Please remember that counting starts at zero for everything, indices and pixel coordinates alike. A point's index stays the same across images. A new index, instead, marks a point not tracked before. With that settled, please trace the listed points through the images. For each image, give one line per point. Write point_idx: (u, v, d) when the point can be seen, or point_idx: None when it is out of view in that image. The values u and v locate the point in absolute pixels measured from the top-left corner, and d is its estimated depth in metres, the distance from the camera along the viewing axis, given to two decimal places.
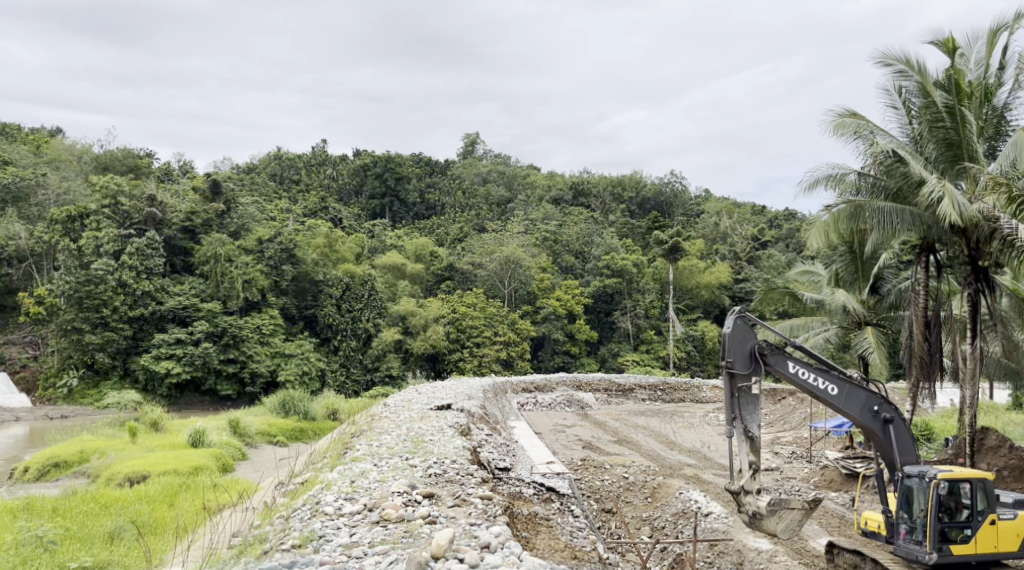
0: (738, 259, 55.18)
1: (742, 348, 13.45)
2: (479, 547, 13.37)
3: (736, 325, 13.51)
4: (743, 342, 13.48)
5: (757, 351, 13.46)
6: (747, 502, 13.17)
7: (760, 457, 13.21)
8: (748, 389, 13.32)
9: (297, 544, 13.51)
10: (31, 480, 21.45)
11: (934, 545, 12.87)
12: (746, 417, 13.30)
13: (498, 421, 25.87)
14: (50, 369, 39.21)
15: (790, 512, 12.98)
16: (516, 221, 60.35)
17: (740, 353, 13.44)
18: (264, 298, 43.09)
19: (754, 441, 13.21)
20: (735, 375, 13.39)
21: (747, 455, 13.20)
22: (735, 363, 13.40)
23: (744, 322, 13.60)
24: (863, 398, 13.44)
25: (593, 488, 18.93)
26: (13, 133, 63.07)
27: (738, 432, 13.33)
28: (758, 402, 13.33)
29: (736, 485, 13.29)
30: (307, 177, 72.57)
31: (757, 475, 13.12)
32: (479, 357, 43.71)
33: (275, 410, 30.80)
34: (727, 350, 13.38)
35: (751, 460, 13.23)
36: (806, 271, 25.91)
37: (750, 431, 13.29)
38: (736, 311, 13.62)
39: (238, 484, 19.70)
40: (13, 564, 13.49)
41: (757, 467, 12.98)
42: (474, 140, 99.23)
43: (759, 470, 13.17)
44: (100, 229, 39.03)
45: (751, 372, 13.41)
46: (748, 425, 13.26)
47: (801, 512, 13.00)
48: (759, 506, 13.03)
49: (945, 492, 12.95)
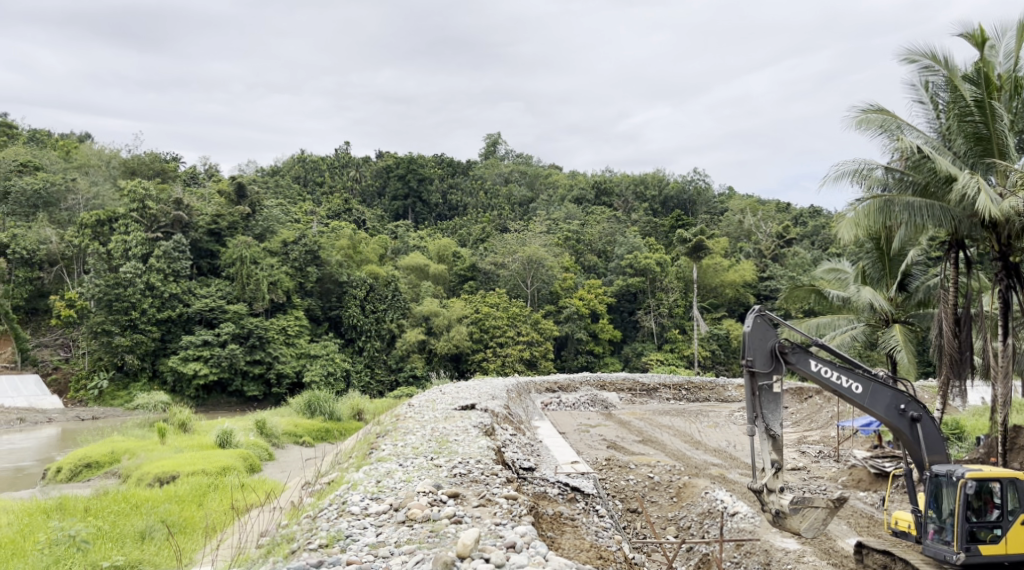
0: (762, 256, 54.73)
1: (762, 346, 13.41)
2: (505, 546, 13.42)
3: (756, 324, 13.44)
4: (763, 340, 13.42)
5: (778, 350, 13.39)
6: (770, 500, 13.17)
7: (782, 455, 13.18)
8: (769, 387, 13.28)
9: (324, 543, 13.62)
10: (64, 480, 21.78)
11: (962, 545, 12.76)
12: (768, 415, 13.26)
13: (521, 421, 25.93)
14: (81, 371, 39.80)
15: (814, 510, 13.00)
16: (538, 221, 60.38)
17: (760, 352, 13.39)
18: (289, 300, 43.37)
19: (776, 440, 13.17)
20: (755, 374, 13.35)
21: (769, 454, 13.16)
22: (756, 362, 13.36)
23: (764, 321, 13.50)
24: (889, 397, 13.34)
25: (618, 487, 18.90)
26: (43, 139, 64.12)
27: (760, 431, 13.28)
28: (779, 400, 13.28)
29: (759, 483, 13.28)
30: (330, 179, 73.20)
31: (780, 473, 13.08)
32: (502, 357, 43.79)
33: (301, 410, 31.02)
34: (747, 349, 13.37)
35: (774, 459, 13.18)
36: (833, 269, 25.67)
37: (773, 430, 13.25)
38: (755, 309, 13.51)
39: (265, 484, 19.85)
40: (47, 563, 13.75)
41: (781, 466, 12.96)
42: (496, 141, 99.32)
43: (782, 469, 13.14)
44: (128, 233, 39.57)
45: (771, 370, 13.36)
46: (770, 423, 13.22)
47: (825, 511, 13.01)
48: (782, 505, 13.05)
49: (972, 491, 12.80)
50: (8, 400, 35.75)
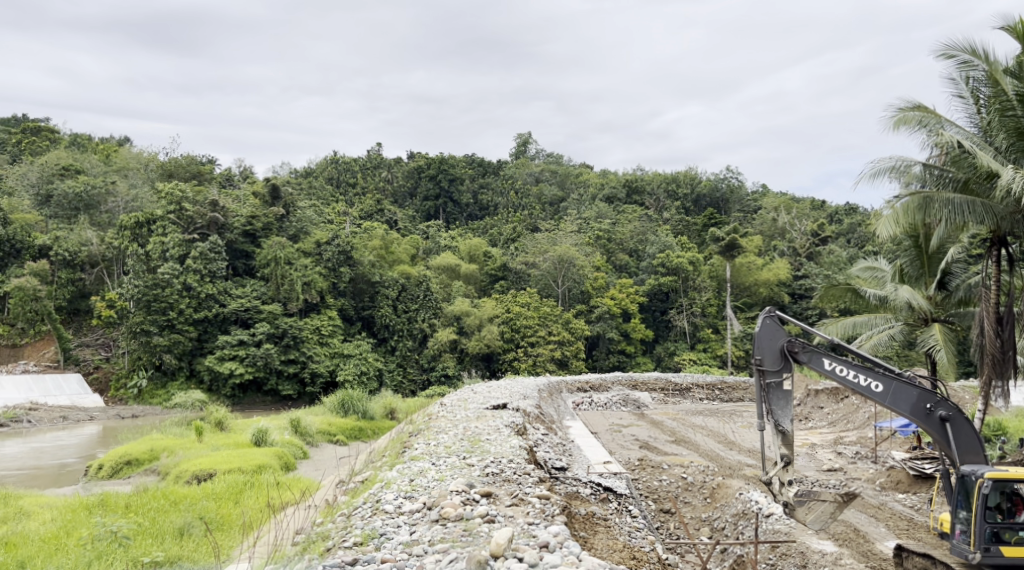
0: (797, 255, 54.13)
1: (772, 346, 13.55)
2: (538, 547, 13.45)
3: (766, 324, 13.62)
4: (773, 340, 13.57)
5: (787, 349, 13.50)
6: (777, 492, 13.35)
7: (792, 450, 13.35)
8: (777, 385, 13.47)
9: (359, 541, 13.77)
10: (105, 477, 22.17)
11: (980, 545, 12.59)
12: (777, 412, 13.44)
13: (553, 420, 25.96)
14: (121, 370, 40.51)
15: (822, 504, 14.01)
16: (569, 220, 60.26)
17: (770, 351, 13.55)
18: (323, 300, 43.78)
19: (786, 435, 13.35)
20: (764, 372, 13.55)
21: (779, 448, 13.35)
22: (765, 361, 13.56)
23: (774, 321, 13.66)
24: (913, 396, 13.17)
25: (650, 488, 18.85)
26: (83, 143, 65.26)
27: (770, 427, 13.50)
28: (789, 397, 13.45)
29: (768, 476, 13.47)
30: (362, 179, 73.74)
31: (789, 467, 13.27)
32: (533, 357, 43.79)
33: (334, 409, 31.23)
34: (757, 348, 13.57)
35: (784, 454, 13.36)
36: (870, 267, 25.36)
37: (782, 426, 13.42)
38: (765, 310, 13.67)
39: (300, 483, 20.02)
40: (90, 558, 14.05)
41: (789, 459, 13.11)
42: (526, 140, 99.24)
43: (791, 463, 13.30)
44: (166, 235, 40.30)
45: (781, 369, 13.50)
46: (779, 419, 13.40)
47: (833, 505, 14.01)
48: (788, 497, 13.18)
49: (990, 491, 12.62)
50: (51, 399, 36.43)
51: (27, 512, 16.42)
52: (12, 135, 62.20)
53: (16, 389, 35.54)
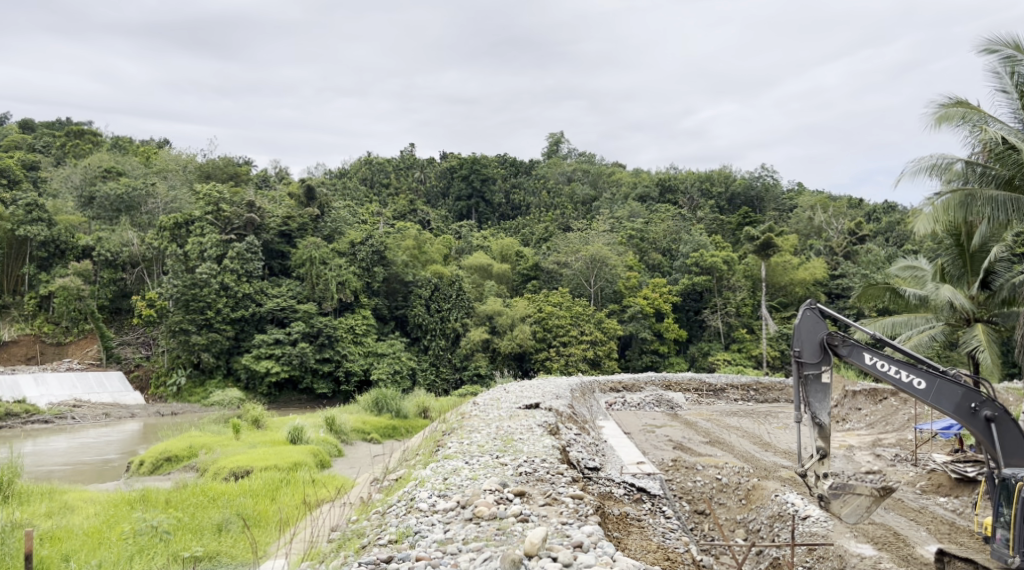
0: (833, 254, 53.51)
1: (812, 338, 13.43)
2: (572, 546, 13.48)
3: (806, 316, 13.47)
4: (813, 332, 13.44)
5: (827, 342, 13.36)
6: (812, 485, 13.30)
7: (829, 443, 13.26)
8: (816, 376, 13.35)
9: (393, 539, 13.89)
10: (146, 473, 22.58)
11: (1020, 551, 12.38)
12: (814, 404, 13.34)
13: (586, 420, 25.94)
14: (160, 368, 41.16)
15: (856, 498, 13.11)
16: (601, 220, 60.14)
17: (810, 343, 13.43)
18: (357, 299, 44.16)
19: (823, 428, 13.25)
20: (802, 364, 13.44)
21: (815, 441, 13.27)
22: (804, 352, 13.45)
23: (815, 313, 13.52)
24: (958, 394, 12.97)
25: (685, 489, 18.77)
26: (124, 145, 66.42)
27: (806, 419, 13.39)
28: (827, 390, 13.34)
29: (803, 468, 13.40)
30: (395, 180, 74.25)
31: (825, 460, 13.15)
32: (565, 357, 43.70)
33: (369, 408, 31.54)
34: (795, 340, 13.48)
35: (820, 446, 13.26)
36: (909, 266, 25.00)
37: (819, 418, 13.32)
38: (807, 302, 13.53)
39: (335, 481, 20.24)
40: (132, 552, 14.36)
41: (826, 453, 13.04)
42: (559, 140, 99.23)
43: (827, 456, 13.17)
44: (204, 235, 41.01)
45: (820, 361, 13.39)
46: (816, 412, 13.29)
47: (868, 499, 13.11)
48: (824, 491, 13.13)
49: None
50: (94, 396, 37.10)
51: (72, 506, 16.73)
52: (56, 138, 63.65)
53: (60, 386, 36.28)
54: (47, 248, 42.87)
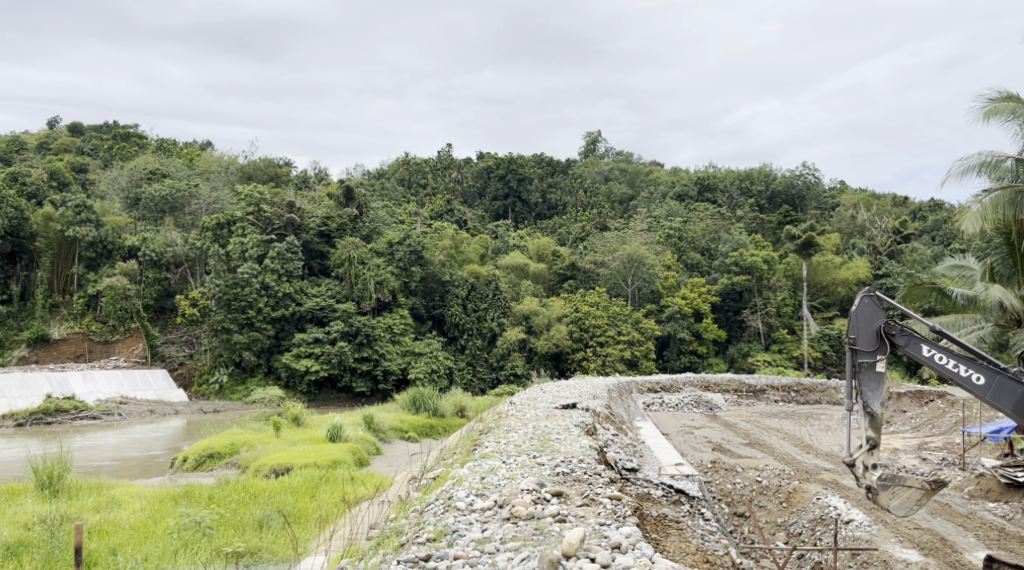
0: (877, 253, 52.65)
1: (869, 326, 13.21)
2: (610, 547, 13.44)
3: (863, 302, 13.26)
4: (870, 320, 13.24)
5: (884, 331, 13.17)
6: (861, 477, 13.19)
7: (880, 434, 13.06)
8: (871, 365, 13.14)
9: (432, 537, 13.94)
10: (190, 469, 22.97)
11: None
12: (867, 393, 13.13)
13: (624, 421, 25.85)
14: (203, 366, 41.72)
15: (907, 490, 13.04)
16: (638, 219, 59.84)
17: (866, 331, 13.22)
18: (395, 299, 44.47)
19: (874, 418, 13.03)
20: (856, 351, 13.23)
21: (866, 431, 13.10)
22: (859, 340, 13.23)
23: (874, 300, 13.29)
24: (1017, 393, 12.70)
25: (724, 491, 18.61)
26: (168, 148, 67.66)
27: (857, 408, 13.18)
28: (881, 379, 13.13)
29: (852, 459, 13.25)
30: (432, 180, 74.62)
31: (875, 451, 13.02)
32: (602, 357, 43.49)
33: (406, 407, 31.77)
34: (852, 326, 13.25)
35: (870, 436, 13.10)
36: (957, 266, 24.54)
37: (871, 408, 13.10)
38: (866, 288, 13.31)
39: (373, 478, 20.40)
40: (176, 547, 14.63)
41: (876, 443, 12.90)
42: (596, 139, 98.90)
43: (877, 447, 13.04)
44: (246, 235, 41.91)
45: (875, 350, 13.18)
46: (868, 401, 13.07)
47: (920, 492, 13.03)
48: (873, 482, 13.07)
49: None
50: (139, 393, 37.80)
51: (118, 501, 17.04)
52: (103, 141, 65.05)
53: (107, 382, 37.01)
54: (95, 248, 43.99)
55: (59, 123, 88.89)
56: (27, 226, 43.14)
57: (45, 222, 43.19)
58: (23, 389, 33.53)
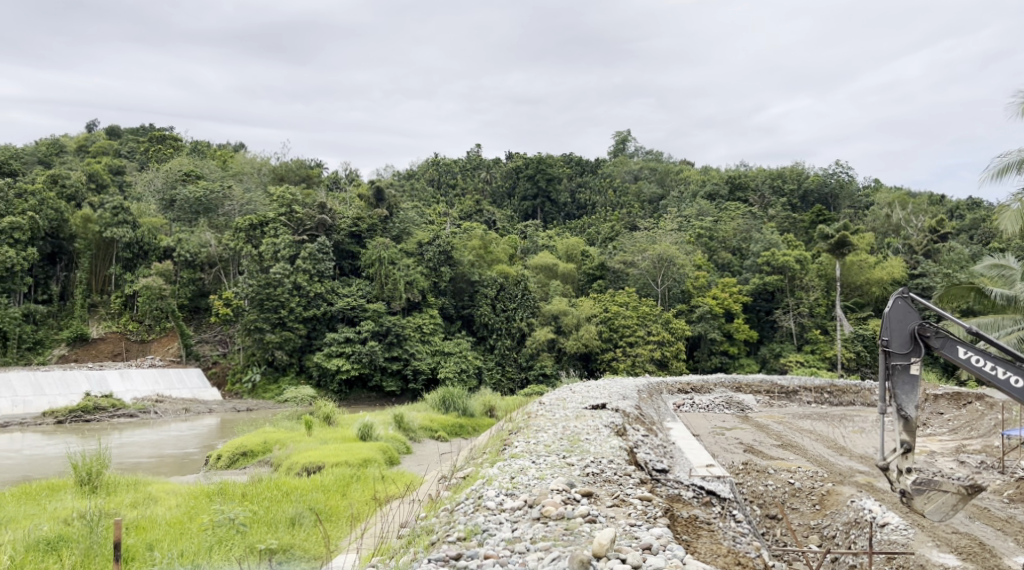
0: (913, 252, 51.90)
1: (902, 328, 13.06)
2: (641, 548, 13.43)
3: (897, 305, 13.09)
4: (904, 321, 13.07)
5: (918, 333, 13.00)
6: (895, 480, 13.11)
7: (914, 437, 12.94)
8: (905, 368, 12.99)
9: (462, 536, 14.01)
10: (223, 467, 23.27)
11: None
12: (901, 396, 13.02)
13: (654, 422, 25.75)
14: (236, 365, 42.20)
15: (942, 494, 12.85)
16: (669, 218, 59.59)
17: (900, 333, 13.07)
18: (425, 299, 44.67)
19: (908, 421, 12.95)
20: (890, 353, 13.09)
21: (900, 434, 12.98)
22: (892, 342, 13.09)
23: (907, 302, 13.12)
24: None
25: (755, 493, 18.48)
26: (202, 150, 68.58)
27: (891, 411, 13.09)
28: (915, 381, 12.98)
29: (886, 462, 13.17)
30: (462, 181, 74.87)
31: (909, 454, 12.93)
32: (632, 357, 43.34)
33: (436, 405, 31.88)
34: (884, 329, 13.12)
35: (904, 440, 12.99)
36: (996, 266, 23.36)
37: (905, 411, 13.00)
38: (899, 290, 13.13)
39: (404, 477, 20.55)
40: (211, 543, 14.84)
41: (910, 448, 12.79)
42: (625, 138, 98.53)
43: (912, 450, 12.92)
44: (278, 236, 42.47)
45: (909, 352, 13.02)
46: (902, 404, 12.98)
47: (955, 497, 12.82)
48: (907, 486, 12.96)
49: None
50: (174, 392, 38.37)
51: (155, 497, 17.32)
52: (140, 143, 66.13)
53: (143, 381, 37.57)
54: (131, 249, 44.58)
55: (97, 126, 90.53)
56: (66, 227, 44.40)
57: (84, 224, 44.14)
58: (63, 387, 34.40)
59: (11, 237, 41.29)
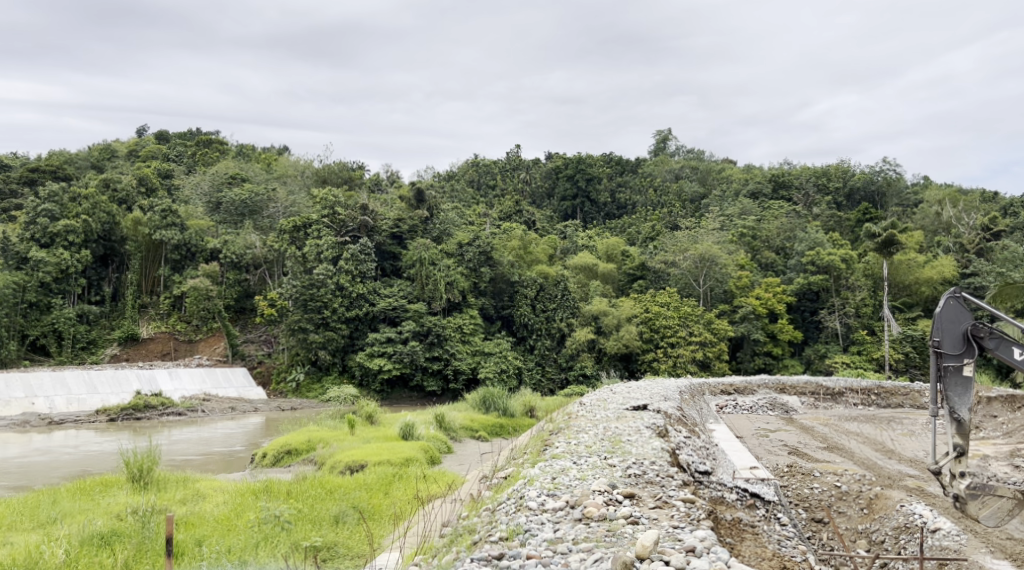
0: (964, 251, 50.73)
1: (954, 329, 12.80)
2: (684, 550, 13.34)
3: (949, 305, 12.84)
4: (956, 322, 12.82)
5: (971, 334, 12.75)
6: (949, 484, 12.88)
7: (968, 441, 12.75)
8: (957, 370, 12.76)
9: (504, 536, 14.04)
10: (269, 465, 23.61)
11: None
12: (954, 399, 12.79)
13: (696, 423, 25.56)
14: (281, 365, 42.92)
15: (997, 500, 12.61)
16: (710, 218, 59.08)
17: (952, 334, 12.82)
18: (465, 299, 44.84)
19: (962, 425, 12.72)
20: (942, 355, 12.83)
21: (953, 438, 12.79)
22: (944, 343, 12.83)
23: (958, 302, 12.86)
24: None
25: (801, 496, 18.23)
26: (247, 153, 69.73)
27: (944, 414, 12.86)
28: (968, 383, 12.76)
29: (938, 466, 12.95)
30: (502, 181, 75.04)
31: (962, 458, 12.71)
32: (674, 357, 43.07)
33: (476, 406, 32.03)
34: (936, 330, 12.86)
35: (957, 443, 12.79)
36: None
37: (958, 414, 12.76)
38: (951, 290, 12.88)
39: (445, 476, 20.71)
40: (257, 540, 15.06)
41: (964, 451, 12.58)
42: (666, 137, 97.93)
43: (965, 454, 12.72)
44: (321, 238, 42.96)
45: (961, 353, 12.77)
46: (955, 407, 12.75)
47: (1011, 502, 12.58)
48: (960, 491, 12.73)
49: None
50: (221, 391, 39.07)
51: (203, 494, 17.63)
52: (187, 147, 67.52)
53: (191, 380, 38.26)
54: (179, 250, 45.38)
55: (146, 131, 92.36)
56: (118, 230, 45.33)
57: (134, 227, 44.92)
58: (115, 385, 35.21)
59: (66, 239, 42.53)
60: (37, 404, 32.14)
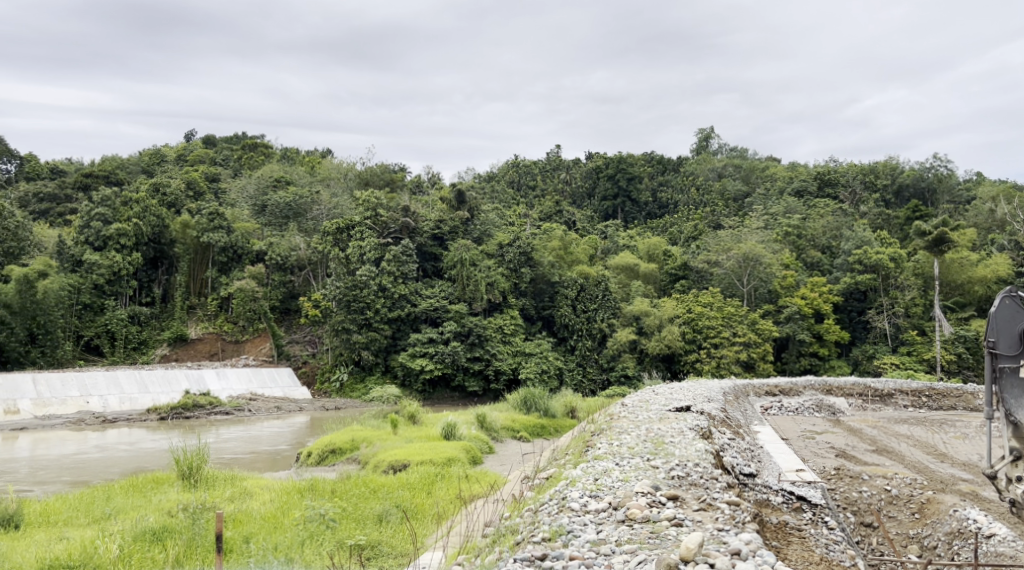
0: (1020, 249, 49.37)
1: (1010, 330, 12.44)
2: (729, 553, 13.21)
3: (1003, 305, 12.50)
4: (1012, 323, 12.46)
5: None
6: (1006, 488, 12.59)
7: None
8: (1013, 372, 12.44)
9: (547, 537, 14.01)
10: (314, 463, 23.91)
11: None
12: (1010, 401, 12.50)
13: (741, 424, 25.31)
14: (325, 365, 43.51)
15: None
16: (754, 216, 58.43)
17: (1007, 335, 12.46)
18: (506, 300, 44.92)
19: (1018, 428, 12.43)
20: (997, 356, 12.52)
21: (1009, 442, 12.51)
22: (999, 344, 12.50)
23: (1014, 301, 12.49)
24: None
25: (849, 500, 17.92)
26: (291, 157, 70.74)
27: (1000, 417, 12.58)
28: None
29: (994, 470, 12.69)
30: (542, 182, 75.11)
31: (1019, 462, 12.44)
32: (718, 358, 42.57)
33: (518, 406, 32.02)
34: (991, 330, 12.53)
35: (1014, 447, 12.51)
36: None
37: (1015, 417, 12.46)
38: (1006, 290, 12.52)
39: (487, 476, 20.75)
40: (303, 538, 15.23)
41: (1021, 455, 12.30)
42: (709, 136, 96.94)
43: (1022, 458, 12.45)
44: (364, 239, 43.41)
45: (1018, 354, 12.41)
46: (1012, 410, 12.45)
47: None
48: (1017, 496, 12.43)
49: None
50: (267, 391, 39.64)
51: (250, 492, 17.89)
52: (234, 151, 68.71)
53: (238, 380, 38.83)
54: (227, 253, 46.00)
55: (194, 135, 94.11)
56: (168, 233, 46.10)
57: (184, 230, 45.44)
58: (165, 385, 35.95)
59: (118, 242, 43.39)
60: (92, 403, 32.87)
